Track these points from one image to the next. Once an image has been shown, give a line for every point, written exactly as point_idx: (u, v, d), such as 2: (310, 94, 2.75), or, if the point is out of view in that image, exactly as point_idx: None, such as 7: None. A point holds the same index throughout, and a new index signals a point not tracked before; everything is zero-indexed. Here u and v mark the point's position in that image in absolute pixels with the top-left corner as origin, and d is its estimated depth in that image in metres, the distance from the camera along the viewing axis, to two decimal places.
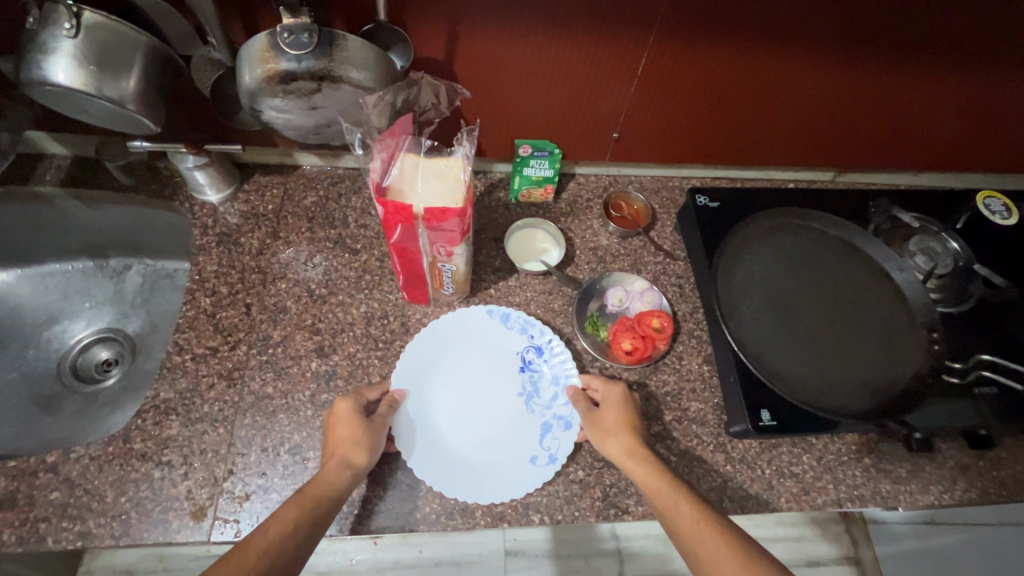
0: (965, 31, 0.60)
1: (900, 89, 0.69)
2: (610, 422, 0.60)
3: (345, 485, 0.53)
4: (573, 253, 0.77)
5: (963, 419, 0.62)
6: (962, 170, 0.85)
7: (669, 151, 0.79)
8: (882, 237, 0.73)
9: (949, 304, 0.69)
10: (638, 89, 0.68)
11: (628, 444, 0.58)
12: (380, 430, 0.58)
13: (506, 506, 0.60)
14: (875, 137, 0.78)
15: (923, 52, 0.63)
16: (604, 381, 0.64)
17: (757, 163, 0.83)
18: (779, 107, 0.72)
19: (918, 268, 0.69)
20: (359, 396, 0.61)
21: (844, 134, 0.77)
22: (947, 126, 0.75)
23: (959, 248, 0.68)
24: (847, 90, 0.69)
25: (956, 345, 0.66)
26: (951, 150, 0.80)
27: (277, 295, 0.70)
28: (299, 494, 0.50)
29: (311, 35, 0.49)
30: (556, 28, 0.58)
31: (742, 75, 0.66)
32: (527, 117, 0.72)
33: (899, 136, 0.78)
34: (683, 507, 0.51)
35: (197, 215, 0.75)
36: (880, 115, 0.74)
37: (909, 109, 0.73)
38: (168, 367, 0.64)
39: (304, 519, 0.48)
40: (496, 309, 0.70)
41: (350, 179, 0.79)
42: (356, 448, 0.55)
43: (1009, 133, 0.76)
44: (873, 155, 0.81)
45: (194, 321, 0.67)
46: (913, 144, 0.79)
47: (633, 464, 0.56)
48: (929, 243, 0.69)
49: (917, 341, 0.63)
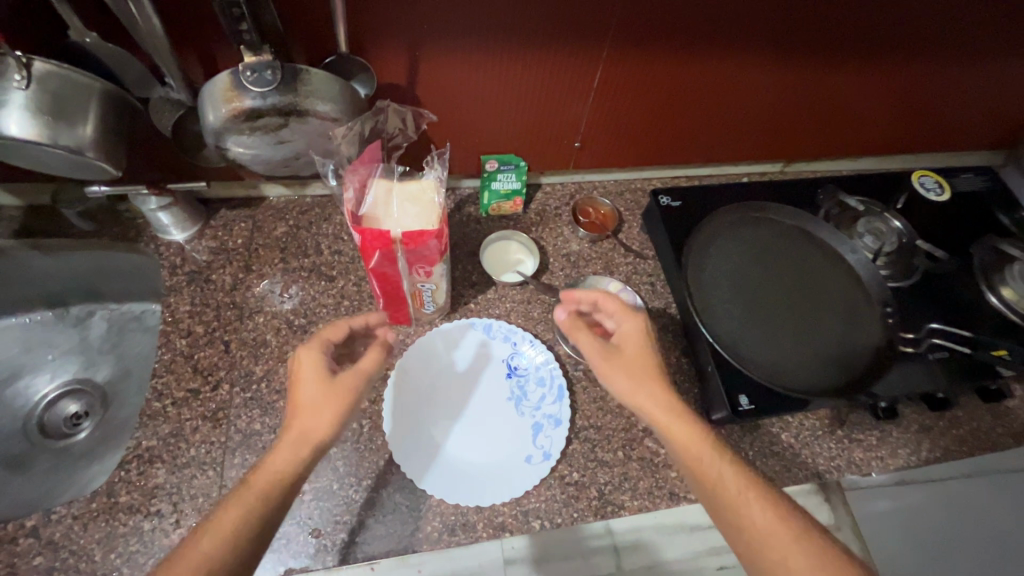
0: (887, 27, 0.65)
1: (835, 83, 0.74)
2: (626, 357, 0.56)
3: (303, 464, 0.46)
4: (547, 261, 0.79)
5: (922, 385, 0.67)
6: (897, 153, 0.91)
7: (629, 155, 0.82)
8: (833, 221, 0.78)
9: (900, 279, 0.74)
10: (596, 99, 0.71)
11: (666, 397, 0.53)
12: (341, 391, 0.49)
13: (507, 515, 0.61)
14: (818, 129, 0.83)
15: (854, 46, 0.68)
16: (620, 310, 0.59)
17: (713, 161, 0.87)
18: (729, 106, 0.76)
19: (867, 247, 0.74)
20: (325, 343, 0.53)
21: (789, 127, 0.82)
22: (880, 114, 0.81)
23: (901, 226, 0.74)
24: (790, 85, 0.73)
25: (908, 317, 0.71)
26: (885, 136, 0.86)
27: (255, 328, 0.69)
28: (242, 488, 0.44)
29: (274, 71, 0.49)
30: (514, 47, 0.60)
31: (693, 78, 0.70)
32: (491, 133, 0.73)
33: (840, 125, 0.83)
34: (730, 476, 0.49)
35: (164, 255, 0.73)
36: (821, 106, 0.78)
37: (847, 99, 0.78)
38: (148, 415, 0.62)
39: (244, 523, 0.42)
40: (478, 321, 0.71)
41: (319, 206, 0.79)
42: (314, 418, 0.47)
43: (934, 118, 0.83)
44: (818, 144, 0.87)
45: (171, 364, 0.65)
46: (854, 131, 0.85)
47: (668, 419, 0.52)
48: (875, 224, 0.75)
49: (875, 317, 0.67)
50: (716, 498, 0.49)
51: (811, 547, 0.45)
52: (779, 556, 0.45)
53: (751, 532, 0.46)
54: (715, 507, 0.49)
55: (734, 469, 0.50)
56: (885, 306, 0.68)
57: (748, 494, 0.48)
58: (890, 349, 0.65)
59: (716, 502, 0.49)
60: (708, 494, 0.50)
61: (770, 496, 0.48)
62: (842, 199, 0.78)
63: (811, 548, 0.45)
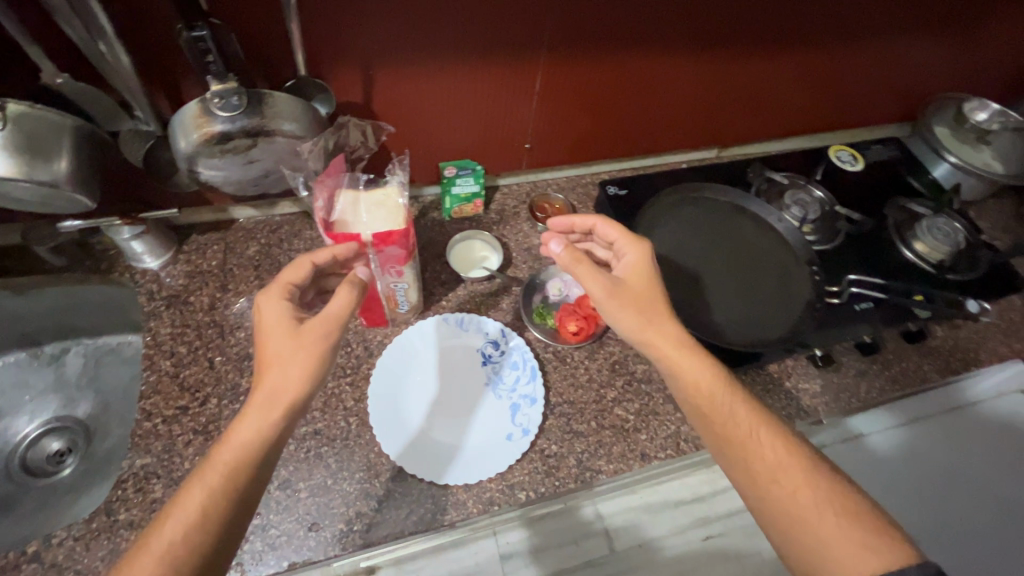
0: (785, 18, 0.74)
1: (751, 72, 0.82)
2: (632, 289, 0.59)
3: (270, 428, 0.48)
4: (510, 255, 0.84)
5: (851, 333, 0.76)
6: (817, 132, 1.00)
7: (575, 151, 0.89)
8: (764, 195, 0.87)
9: (823, 241, 0.83)
10: (540, 101, 0.77)
11: (674, 335, 0.57)
12: (309, 346, 0.51)
13: (493, 490, 0.65)
14: (744, 115, 0.91)
15: (760, 37, 0.76)
16: (626, 240, 0.63)
17: (654, 152, 0.95)
18: (661, 99, 0.83)
19: (794, 217, 0.83)
20: (287, 290, 0.55)
21: (718, 115, 0.90)
22: (796, 96, 0.90)
23: (822, 196, 0.85)
24: (711, 76, 0.81)
25: (831, 273, 0.81)
26: (804, 116, 0.96)
27: (238, 343, 0.72)
28: (205, 464, 0.46)
29: (240, 98, 0.53)
30: (459, 59, 0.66)
31: (624, 76, 0.76)
32: (446, 140, 0.79)
33: (763, 110, 0.91)
34: (740, 414, 0.54)
35: (140, 283, 0.76)
36: (743, 94, 0.87)
37: (764, 85, 0.86)
38: (140, 435, 0.64)
39: (211, 506, 0.44)
40: (452, 316, 0.76)
41: (289, 224, 0.82)
42: (282, 376, 0.49)
43: (842, 97, 0.93)
44: (746, 130, 0.95)
45: (158, 385, 0.68)
46: (775, 115, 0.93)
47: (680, 358, 0.56)
48: (799, 195, 0.85)
49: (805, 278, 0.75)
50: (721, 430, 0.53)
51: (815, 481, 0.49)
52: (785, 489, 0.49)
53: (761, 469, 0.51)
54: (718, 441, 0.54)
55: (746, 407, 0.54)
56: (812, 266, 0.75)
57: (759, 431, 0.53)
58: (817, 303, 0.72)
59: (723, 439, 0.53)
60: (715, 430, 0.54)
61: (781, 432, 0.53)
62: (770, 175, 0.88)
63: (820, 479, 0.50)
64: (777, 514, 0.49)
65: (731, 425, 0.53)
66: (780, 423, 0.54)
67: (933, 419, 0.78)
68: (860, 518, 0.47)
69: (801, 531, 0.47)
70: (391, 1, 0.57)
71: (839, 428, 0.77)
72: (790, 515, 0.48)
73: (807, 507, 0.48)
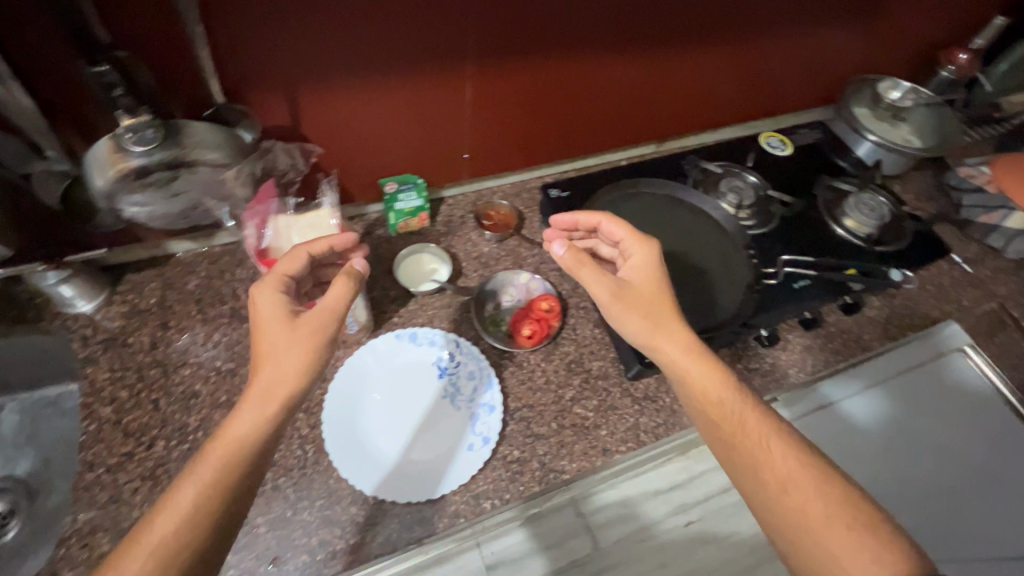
0: (704, 12, 0.77)
1: (679, 66, 0.85)
2: (638, 289, 0.63)
3: (264, 426, 0.50)
4: (459, 265, 0.85)
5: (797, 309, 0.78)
6: (749, 119, 1.04)
7: (519, 154, 0.90)
8: (701, 184, 0.91)
9: (759, 224, 0.88)
10: (477, 110, 0.77)
11: (683, 338, 0.61)
12: (303, 338, 0.53)
13: (459, 502, 0.65)
14: (677, 108, 0.94)
15: (683, 32, 0.79)
16: (633, 240, 0.66)
17: (595, 151, 0.96)
18: (597, 98, 0.85)
19: (730, 202, 0.87)
20: (281, 282, 0.58)
21: (652, 111, 0.92)
22: (725, 86, 0.93)
23: (753, 181, 0.91)
24: (641, 73, 0.83)
25: (766, 254, 0.85)
26: (735, 105, 0.99)
27: (182, 381, 0.69)
28: (199, 456, 0.48)
29: (154, 130, 0.52)
30: (387, 73, 0.66)
31: (558, 78, 0.78)
32: (383, 156, 0.78)
33: (695, 102, 0.94)
34: (749, 420, 0.56)
35: (72, 329, 0.73)
36: (674, 88, 0.89)
37: (693, 79, 0.89)
38: (83, 487, 0.61)
39: (200, 503, 0.46)
40: (403, 331, 0.76)
41: (229, 253, 0.80)
42: (279, 365, 0.52)
43: (767, 84, 0.97)
44: (681, 123, 0.98)
45: (99, 434, 0.65)
46: (708, 107, 0.96)
47: (686, 358, 0.59)
48: (733, 181, 0.90)
49: (742, 259, 0.79)
50: (731, 434, 0.56)
51: (830, 492, 0.51)
52: (796, 502, 0.51)
53: (773, 476, 0.53)
54: (727, 444, 0.56)
55: (756, 416, 0.56)
56: (748, 250, 0.80)
57: (770, 435, 0.55)
58: (754, 285, 0.77)
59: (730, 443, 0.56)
60: (722, 432, 0.57)
61: (792, 439, 0.55)
62: (704, 166, 0.93)
63: (834, 489, 0.51)
64: (785, 522, 0.51)
65: (744, 434, 0.55)
66: (796, 434, 0.56)
67: (902, 375, 0.83)
68: (875, 533, 0.48)
69: (806, 544, 0.49)
70: (307, 19, 0.57)
71: (810, 399, 0.80)
72: (801, 526, 0.50)
73: (819, 523, 0.49)
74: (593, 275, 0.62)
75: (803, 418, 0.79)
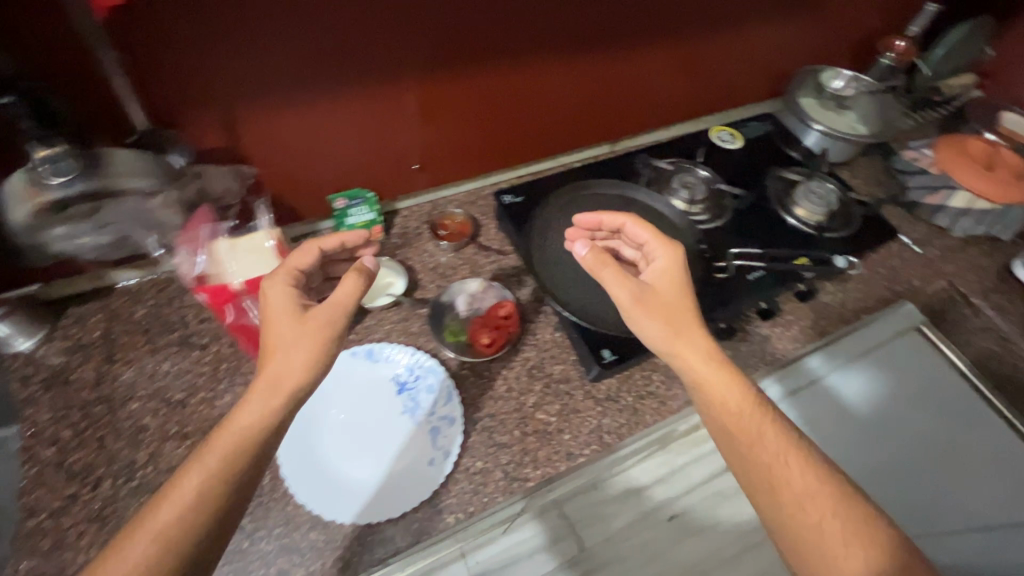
0: (627, 23, 0.87)
1: (620, 70, 0.95)
2: (667, 298, 0.74)
3: (275, 408, 0.63)
4: (415, 276, 0.94)
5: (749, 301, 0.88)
6: (693, 116, 1.14)
7: (472, 164, 0.99)
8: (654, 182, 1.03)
9: (710, 216, 0.99)
10: (425, 121, 0.87)
11: (706, 346, 0.72)
12: (311, 330, 0.67)
13: (421, 518, 0.70)
14: (621, 115, 1.04)
15: (610, 45, 0.89)
16: (660, 243, 0.78)
17: (550, 156, 1.05)
18: (547, 105, 0.94)
19: (681, 198, 0.99)
20: (291, 274, 0.72)
21: (599, 114, 1.02)
22: (663, 87, 1.03)
23: (705, 175, 1.02)
24: (580, 81, 0.93)
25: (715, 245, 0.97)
26: (672, 105, 1.10)
27: (129, 417, 0.76)
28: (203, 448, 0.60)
29: (71, 162, 0.60)
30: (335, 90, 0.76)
31: (505, 86, 0.87)
32: (337, 171, 0.88)
33: (635, 106, 1.05)
34: (766, 434, 0.67)
35: (13, 367, 0.79)
36: (615, 94, 1.00)
37: (628, 86, 1.00)
38: (25, 534, 0.67)
39: (204, 489, 0.57)
40: (360, 348, 0.82)
41: (174, 278, 0.89)
42: (290, 351, 0.65)
43: (704, 83, 1.07)
44: (628, 125, 1.08)
45: (42, 476, 0.71)
46: (648, 110, 1.07)
47: (709, 366, 0.70)
48: (685, 178, 1.01)
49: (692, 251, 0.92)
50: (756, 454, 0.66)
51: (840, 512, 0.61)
52: (811, 515, 0.61)
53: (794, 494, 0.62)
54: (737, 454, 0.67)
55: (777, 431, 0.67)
56: (698, 242, 0.94)
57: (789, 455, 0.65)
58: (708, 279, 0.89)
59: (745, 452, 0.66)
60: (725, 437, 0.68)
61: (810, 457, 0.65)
62: (655, 164, 1.05)
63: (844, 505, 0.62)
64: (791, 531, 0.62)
65: (760, 445, 0.66)
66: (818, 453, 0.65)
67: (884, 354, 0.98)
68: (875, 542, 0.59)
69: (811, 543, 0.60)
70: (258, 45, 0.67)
71: (799, 375, 0.93)
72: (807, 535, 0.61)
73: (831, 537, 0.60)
74: (615, 276, 0.75)
75: (791, 393, 0.92)
